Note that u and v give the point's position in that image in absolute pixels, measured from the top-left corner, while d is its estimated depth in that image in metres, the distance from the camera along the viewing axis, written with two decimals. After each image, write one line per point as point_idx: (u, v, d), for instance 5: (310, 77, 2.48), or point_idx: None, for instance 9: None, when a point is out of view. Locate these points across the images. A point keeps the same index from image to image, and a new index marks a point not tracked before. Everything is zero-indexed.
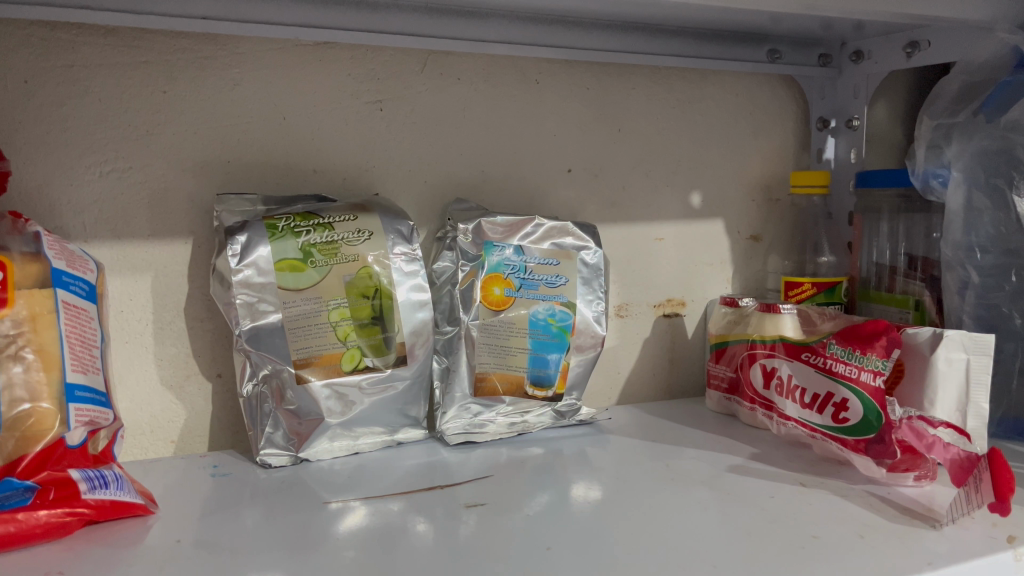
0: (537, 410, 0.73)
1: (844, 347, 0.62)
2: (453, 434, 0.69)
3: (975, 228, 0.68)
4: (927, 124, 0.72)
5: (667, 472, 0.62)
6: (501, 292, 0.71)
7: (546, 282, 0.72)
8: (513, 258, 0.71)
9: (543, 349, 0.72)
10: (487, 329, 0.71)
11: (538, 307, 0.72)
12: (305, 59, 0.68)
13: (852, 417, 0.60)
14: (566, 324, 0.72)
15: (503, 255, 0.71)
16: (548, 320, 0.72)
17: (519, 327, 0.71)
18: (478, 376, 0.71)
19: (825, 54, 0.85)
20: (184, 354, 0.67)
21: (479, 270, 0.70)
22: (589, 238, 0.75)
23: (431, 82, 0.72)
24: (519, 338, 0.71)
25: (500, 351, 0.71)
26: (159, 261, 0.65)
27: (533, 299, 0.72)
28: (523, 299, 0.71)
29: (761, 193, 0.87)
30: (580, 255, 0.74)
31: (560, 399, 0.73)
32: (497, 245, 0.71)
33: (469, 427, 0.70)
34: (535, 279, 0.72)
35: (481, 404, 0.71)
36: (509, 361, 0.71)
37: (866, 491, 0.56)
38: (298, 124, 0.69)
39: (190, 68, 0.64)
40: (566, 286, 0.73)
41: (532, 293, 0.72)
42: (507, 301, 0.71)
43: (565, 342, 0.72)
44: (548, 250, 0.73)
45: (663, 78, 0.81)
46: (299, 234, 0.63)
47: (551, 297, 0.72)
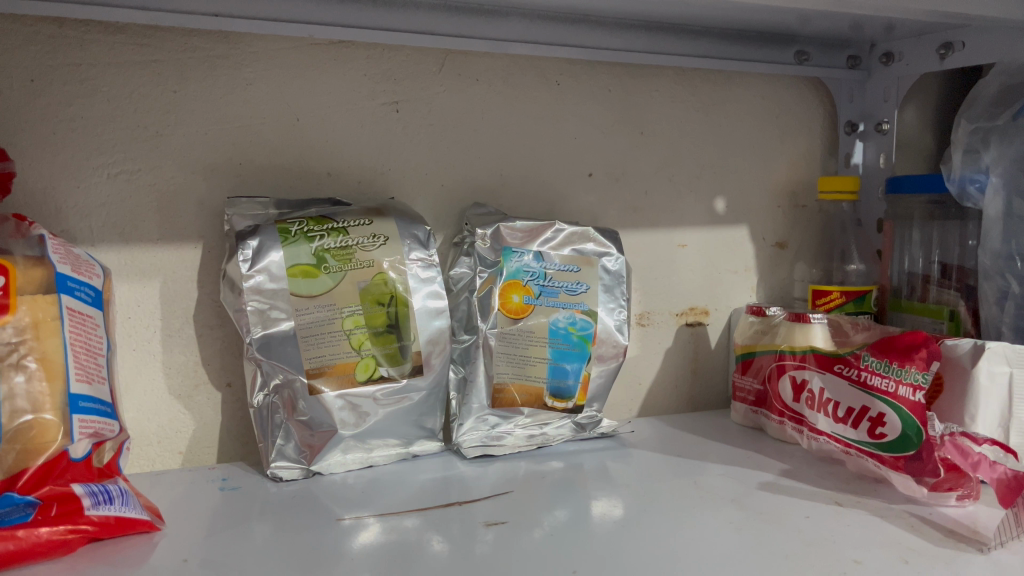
0: (557, 422, 0.71)
1: (880, 359, 0.59)
2: (470, 447, 0.66)
3: (1015, 235, 0.66)
4: (964, 128, 0.69)
5: (694, 489, 0.59)
6: (520, 300, 0.68)
7: (566, 290, 0.70)
8: (532, 265, 0.69)
9: (563, 359, 0.69)
10: (506, 338, 0.68)
11: (558, 316, 0.69)
12: (320, 58, 0.66)
13: (890, 433, 0.57)
14: (586, 333, 0.70)
15: (522, 261, 0.69)
16: (568, 328, 0.70)
17: (538, 337, 0.69)
18: (496, 387, 0.68)
19: (854, 56, 0.83)
20: (192, 362, 0.65)
21: (497, 277, 0.68)
22: (611, 244, 0.72)
23: (448, 82, 0.70)
24: (539, 348, 0.69)
25: (518, 361, 0.68)
26: (168, 266, 0.63)
27: (553, 307, 0.69)
28: (542, 307, 0.69)
29: (787, 199, 0.85)
30: (602, 263, 0.71)
31: (580, 411, 0.71)
32: (517, 251, 0.69)
33: (486, 440, 0.67)
34: (555, 286, 0.69)
35: (498, 415, 0.69)
36: (528, 372, 0.69)
37: (905, 511, 0.53)
38: (312, 125, 0.66)
39: (202, 67, 0.63)
40: (587, 294, 0.70)
41: (551, 301, 0.69)
42: (526, 310, 0.69)
43: (585, 352, 0.70)
44: (569, 257, 0.70)
45: (686, 80, 0.79)
46: (312, 238, 0.61)
47: (572, 305, 0.70)
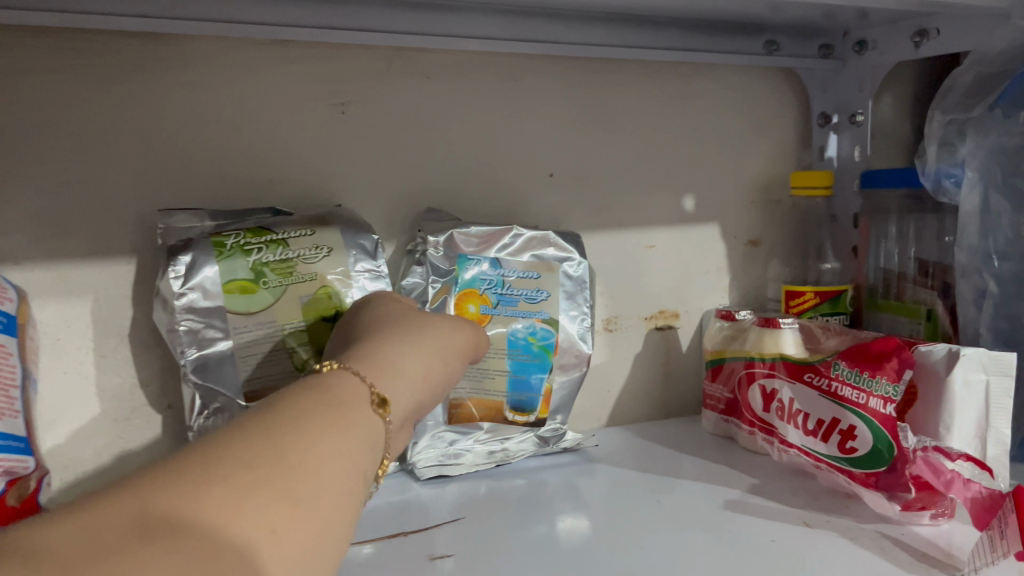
0: (519, 437, 0.67)
1: (851, 368, 0.56)
2: (425, 466, 0.63)
3: (992, 232, 0.63)
4: (938, 119, 0.65)
5: (658, 509, 0.56)
6: (477, 310, 0.66)
7: (526, 297, 0.67)
8: (490, 272, 0.66)
9: (524, 371, 0.66)
10: None
11: (517, 326, 0.66)
12: (259, 59, 0.62)
13: (861, 447, 0.53)
14: (547, 343, 0.67)
15: (478, 269, 0.66)
16: (528, 338, 0.66)
17: (496, 349, 0.66)
18: (453, 402, 0.65)
19: (827, 44, 0.79)
20: (130, 383, 0.61)
21: (451, 286, 0.65)
22: (572, 248, 0.69)
23: (397, 82, 0.66)
24: (497, 360, 0.66)
25: (475, 374, 0.65)
26: (100, 283, 0.60)
27: (511, 317, 0.66)
28: (500, 317, 0.66)
29: (759, 195, 0.81)
30: (563, 269, 0.68)
31: (542, 425, 0.67)
32: (472, 259, 0.66)
33: (442, 459, 0.64)
34: (514, 294, 0.67)
35: (456, 431, 0.65)
36: (486, 386, 0.65)
37: (875, 532, 0.50)
38: (252, 130, 0.63)
39: (130, 70, 0.59)
40: (548, 301, 0.67)
41: (510, 310, 0.66)
42: (483, 320, 0.66)
43: (547, 363, 0.67)
44: (528, 263, 0.67)
45: (652, 73, 0.75)
46: (249, 252, 0.58)
47: (531, 314, 0.67)
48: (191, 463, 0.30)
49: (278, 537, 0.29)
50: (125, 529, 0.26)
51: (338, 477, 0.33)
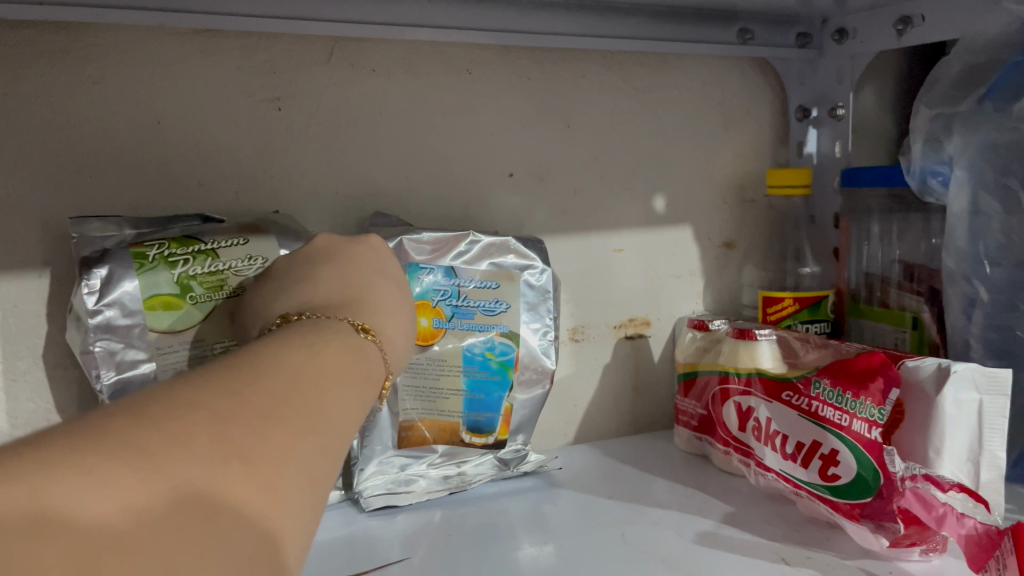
0: (476, 460, 0.62)
1: (833, 387, 0.52)
2: (372, 496, 0.58)
3: (982, 236, 0.58)
4: (923, 114, 0.61)
5: (623, 543, 0.51)
6: (429, 323, 0.60)
7: (483, 309, 0.61)
8: (443, 282, 0.61)
9: (481, 389, 0.61)
10: (413, 370, 0.60)
11: (473, 341, 0.61)
12: (181, 49, 0.56)
13: (844, 475, 0.49)
14: (507, 358, 0.62)
15: (429, 280, 0.60)
16: (486, 354, 0.61)
17: (451, 366, 0.60)
18: (403, 424, 0.59)
19: (804, 33, 0.74)
20: (44, 409, 0.56)
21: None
22: (536, 255, 0.63)
23: (338, 74, 0.61)
24: (452, 378, 0.60)
25: (429, 394, 0.60)
26: (7, 299, 0.54)
27: (467, 331, 0.61)
28: (455, 331, 0.61)
29: (734, 194, 0.77)
30: (524, 278, 0.63)
31: (502, 447, 0.62)
32: (424, 267, 0.60)
33: (391, 487, 0.59)
34: (470, 306, 0.61)
35: (407, 456, 0.60)
36: (441, 406, 0.60)
37: (860, 570, 0.46)
38: (177, 129, 0.57)
39: (35, 63, 0.53)
40: (507, 314, 0.62)
41: (465, 322, 0.61)
42: (435, 334, 0.60)
43: (507, 381, 0.62)
44: (486, 271, 0.62)
45: (617, 64, 0.70)
46: (174, 263, 0.53)
47: (489, 327, 0.62)
48: (223, 427, 0.28)
49: (298, 515, 0.29)
50: (159, 503, 0.24)
51: (344, 450, 0.33)
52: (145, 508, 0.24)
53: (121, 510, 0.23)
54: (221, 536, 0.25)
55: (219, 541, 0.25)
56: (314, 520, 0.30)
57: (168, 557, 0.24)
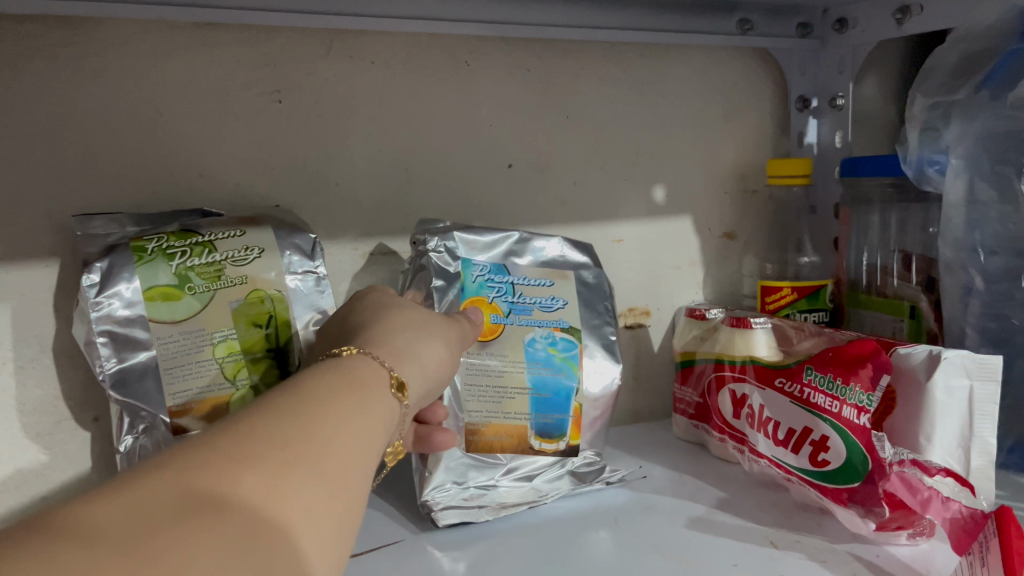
0: (552, 470, 0.57)
1: (824, 374, 0.52)
2: (444, 508, 0.52)
3: (980, 224, 0.58)
4: (920, 103, 0.61)
5: (616, 529, 0.51)
6: (488, 319, 0.57)
7: (540, 306, 0.60)
8: (497, 279, 0.59)
9: (548, 385, 0.57)
10: (475, 369, 0.56)
11: (535, 334, 0.58)
12: (182, 43, 0.57)
13: (833, 460, 0.49)
14: (570, 354, 0.59)
15: (485, 275, 0.59)
16: (548, 349, 0.58)
17: (513, 362, 0.57)
18: (468, 429, 0.55)
19: (804, 23, 0.74)
20: (51, 396, 0.57)
21: (456, 294, 0.57)
22: (586, 256, 0.64)
23: (338, 67, 0.62)
24: (517, 376, 0.57)
25: (493, 395, 0.56)
26: (15, 288, 0.56)
27: (526, 326, 0.59)
28: (514, 326, 0.58)
29: (734, 184, 0.77)
30: (577, 278, 0.62)
31: (575, 455, 0.58)
32: (477, 264, 0.59)
33: (464, 501, 0.53)
34: (527, 303, 0.59)
35: (477, 462, 0.54)
36: (505, 408, 0.56)
37: (847, 554, 0.46)
38: (179, 121, 0.58)
39: (40, 57, 0.54)
40: (565, 311, 0.60)
41: (524, 319, 0.59)
42: (495, 329, 0.57)
43: (573, 377, 0.58)
44: (540, 271, 0.61)
45: (617, 55, 0.70)
46: (172, 256, 0.54)
47: (547, 322, 0.59)
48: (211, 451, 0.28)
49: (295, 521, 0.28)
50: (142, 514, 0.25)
51: (355, 462, 0.32)
52: (163, 511, 0.25)
53: (140, 515, 0.25)
54: (246, 530, 0.26)
55: (243, 535, 0.26)
56: (343, 521, 0.30)
57: (194, 546, 0.25)
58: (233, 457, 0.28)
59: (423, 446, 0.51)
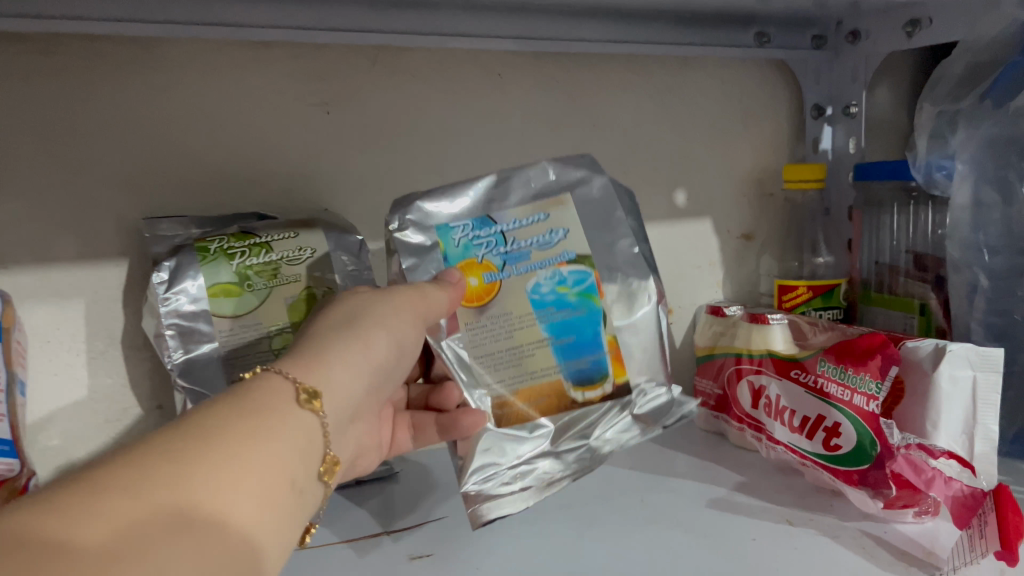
0: (604, 417, 0.56)
1: (836, 365, 0.56)
2: (486, 500, 0.52)
3: (984, 226, 0.62)
4: (928, 111, 0.64)
5: (643, 508, 0.55)
6: (480, 280, 0.54)
7: (536, 245, 0.55)
8: (483, 234, 0.55)
9: (565, 333, 0.55)
10: (480, 334, 0.54)
11: (538, 279, 0.55)
12: (239, 59, 0.62)
13: (844, 445, 0.53)
14: (583, 286, 0.55)
15: (467, 233, 0.54)
16: (559, 290, 0.55)
17: (520, 317, 0.54)
18: (497, 400, 0.54)
19: (819, 35, 0.78)
20: (120, 385, 0.62)
21: (440, 262, 0.54)
22: (584, 169, 0.58)
23: (381, 80, 0.66)
24: (530, 328, 0.54)
25: (510, 359, 0.54)
26: (88, 285, 0.60)
27: (527, 273, 0.55)
28: (512, 277, 0.54)
29: (752, 188, 0.81)
30: (576, 197, 0.57)
31: (626, 392, 0.56)
32: (454, 224, 0.54)
33: (506, 485, 0.53)
34: (520, 247, 0.55)
35: (512, 436, 0.54)
36: (527, 369, 0.54)
37: (857, 529, 0.50)
38: (235, 132, 0.63)
39: (111, 73, 0.59)
40: (566, 241, 0.56)
41: (523, 265, 0.55)
42: (491, 288, 0.54)
43: (592, 312, 0.55)
44: (527, 207, 0.56)
45: (639, 67, 0.75)
46: (233, 256, 0.58)
47: (550, 260, 0.55)
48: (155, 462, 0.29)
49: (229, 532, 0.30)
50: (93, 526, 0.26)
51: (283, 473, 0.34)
52: (130, 525, 0.27)
53: (108, 529, 0.26)
54: (202, 541, 0.28)
55: (193, 546, 0.28)
56: (282, 526, 0.33)
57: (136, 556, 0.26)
58: (190, 469, 0.30)
59: (451, 431, 0.53)
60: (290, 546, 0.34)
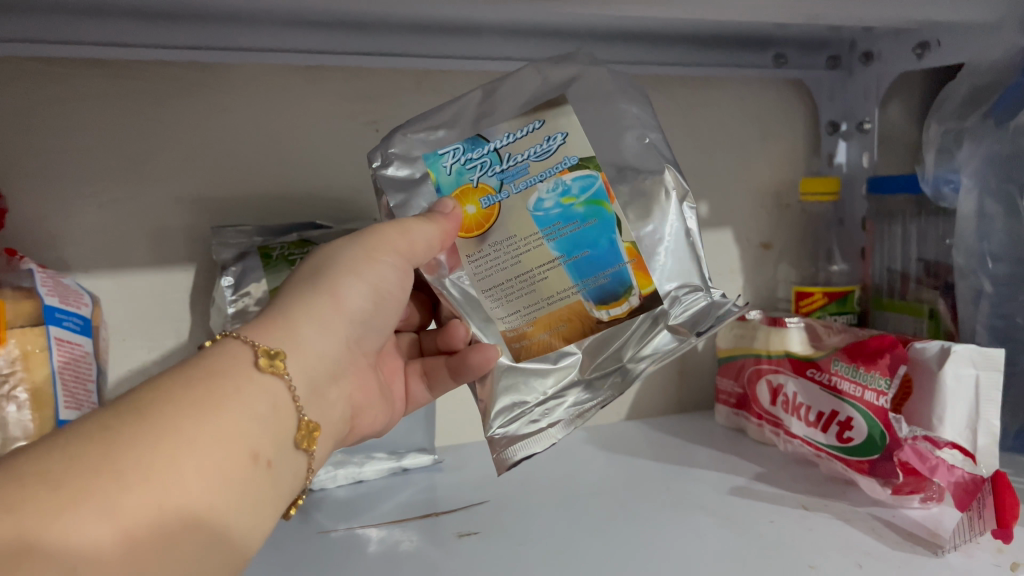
0: (635, 335, 0.53)
1: (849, 364, 0.60)
2: (508, 439, 0.51)
3: (988, 236, 0.66)
4: (935, 128, 0.70)
5: (670, 495, 0.60)
6: (479, 206, 0.52)
7: (534, 156, 0.52)
8: (476, 154, 0.52)
9: (577, 253, 0.52)
10: (486, 263, 0.52)
11: (540, 195, 0.52)
12: (297, 82, 0.68)
13: (857, 437, 0.58)
14: (590, 196, 0.52)
15: (458, 158, 0.52)
16: (565, 204, 0.52)
17: (525, 240, 0.52)
18: (515, 335, 0.53)
19: (834, 56, 0.83)
20: None
21: (433, 194, 0.52)
22: (574, 67, 0.54)
23: (426, 100, 0.72)
24: (537, 250, 0.52)
25: (522, 287, 0.52)
26: (158, 289, 0.66)
27: (527, 189, 0.52)
28: (513, 194, 0.52)
29: (770, 200, 0.85)
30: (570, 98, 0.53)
31: (654, 300, 0.53)
32: (442, 152, 0.52)
33: (532, 424, 0.52)
34: (517, 162, 0.52)
35: (535, 368, 0.53)
36: (543, 295, 0.52)
37: (868, 514, 0.55)
38: (293, 148, 0.69)
39: (183, 96, 0.65)
40: (566, 146, 0.52)
41: (523, 180, 0.52)
42: (490, 213, 0.52)
43: (604, 220, 0.52)
44: (520, 117, 0.53)
45: (664, 86, 0.80)
46: (292, 262, 0.64)
47: (552, 170, 0.52)
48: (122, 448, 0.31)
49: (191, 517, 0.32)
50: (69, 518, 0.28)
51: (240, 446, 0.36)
52: (106, 517, 0.29)
53: (89, 522, 0.28)
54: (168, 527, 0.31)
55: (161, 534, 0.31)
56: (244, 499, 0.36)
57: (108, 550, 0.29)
58: (157, 454, 0.32)
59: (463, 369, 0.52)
60: (253, 514, 0.37)
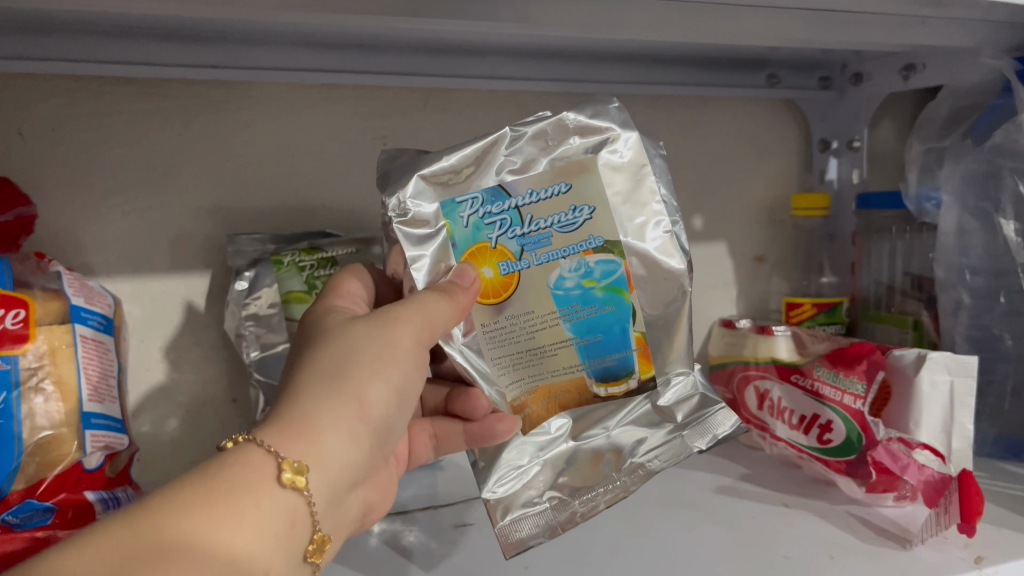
0: (629, 412, 0.55)
1: (830, 369, 0.64)
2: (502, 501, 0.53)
3: (968, 250, 0.68)
4: (918, 148, 0.73)
5: (659, 492, 0.63)
6: (496, 271, 0.50)
7: (555, 225, 0.50)
8: (496, 210, 0.50)
9: (590, 335, 0.52)
10: (498, 334, 0.51)
11: (561, 272, 0.51)
12: (311, 99, 0.72)
13: (836, 438, 0.60)
14: (612, 281, 0.51)
15: (478, 211, 0.50)
16: (585, 285, 0.51)
17: (543, 318, 0.51)
18: (516, 404, 0.53)
19: (826, 77, 0.86)
20: (201, 380, 0.71)
21: (447, 246, 0.50)
22: (610, 123, 0.52)
23: (433, 116, 0.76)
24: (552, 330, 0.52)
25: (532, 360, 0.52)
26: (178, 293, 0.70)
27: (549, 263, 0.51)
28: (533, 264, 0.50)
29: (764, 214, 0.89)
30: (602, 162, 0.51)
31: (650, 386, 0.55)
32: (460, 198, 0.50)
33: (524, 488, 0.53)
34: (538, 229, 0.50)
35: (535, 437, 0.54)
36: (551, 367, 0.52)
37: (844, 511, 0.57)
38: (306, 161, 0.73)
39: (204, 111, 0.69)
40: (592, 221, 0.51)
41: (544, 250, 0.50)
42: (508, 281, 0.50)
43: (620, 307, 0.52)
44: (546, 176, 0.50)
45: (662, 106, 0.83)
46: (303, 268, 0.67)
47: (575, 247, 0.51)
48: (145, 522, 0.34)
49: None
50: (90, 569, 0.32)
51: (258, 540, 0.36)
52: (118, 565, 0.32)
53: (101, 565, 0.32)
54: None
55: None
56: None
57: None
58: (173, 533, 0.34)
59: (484, 437, 0.52)
60: None
